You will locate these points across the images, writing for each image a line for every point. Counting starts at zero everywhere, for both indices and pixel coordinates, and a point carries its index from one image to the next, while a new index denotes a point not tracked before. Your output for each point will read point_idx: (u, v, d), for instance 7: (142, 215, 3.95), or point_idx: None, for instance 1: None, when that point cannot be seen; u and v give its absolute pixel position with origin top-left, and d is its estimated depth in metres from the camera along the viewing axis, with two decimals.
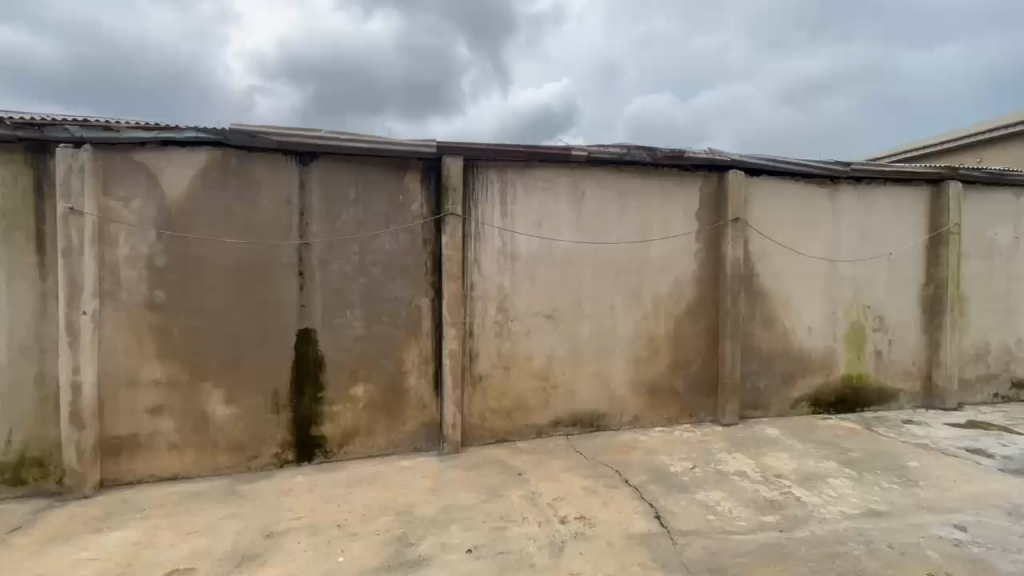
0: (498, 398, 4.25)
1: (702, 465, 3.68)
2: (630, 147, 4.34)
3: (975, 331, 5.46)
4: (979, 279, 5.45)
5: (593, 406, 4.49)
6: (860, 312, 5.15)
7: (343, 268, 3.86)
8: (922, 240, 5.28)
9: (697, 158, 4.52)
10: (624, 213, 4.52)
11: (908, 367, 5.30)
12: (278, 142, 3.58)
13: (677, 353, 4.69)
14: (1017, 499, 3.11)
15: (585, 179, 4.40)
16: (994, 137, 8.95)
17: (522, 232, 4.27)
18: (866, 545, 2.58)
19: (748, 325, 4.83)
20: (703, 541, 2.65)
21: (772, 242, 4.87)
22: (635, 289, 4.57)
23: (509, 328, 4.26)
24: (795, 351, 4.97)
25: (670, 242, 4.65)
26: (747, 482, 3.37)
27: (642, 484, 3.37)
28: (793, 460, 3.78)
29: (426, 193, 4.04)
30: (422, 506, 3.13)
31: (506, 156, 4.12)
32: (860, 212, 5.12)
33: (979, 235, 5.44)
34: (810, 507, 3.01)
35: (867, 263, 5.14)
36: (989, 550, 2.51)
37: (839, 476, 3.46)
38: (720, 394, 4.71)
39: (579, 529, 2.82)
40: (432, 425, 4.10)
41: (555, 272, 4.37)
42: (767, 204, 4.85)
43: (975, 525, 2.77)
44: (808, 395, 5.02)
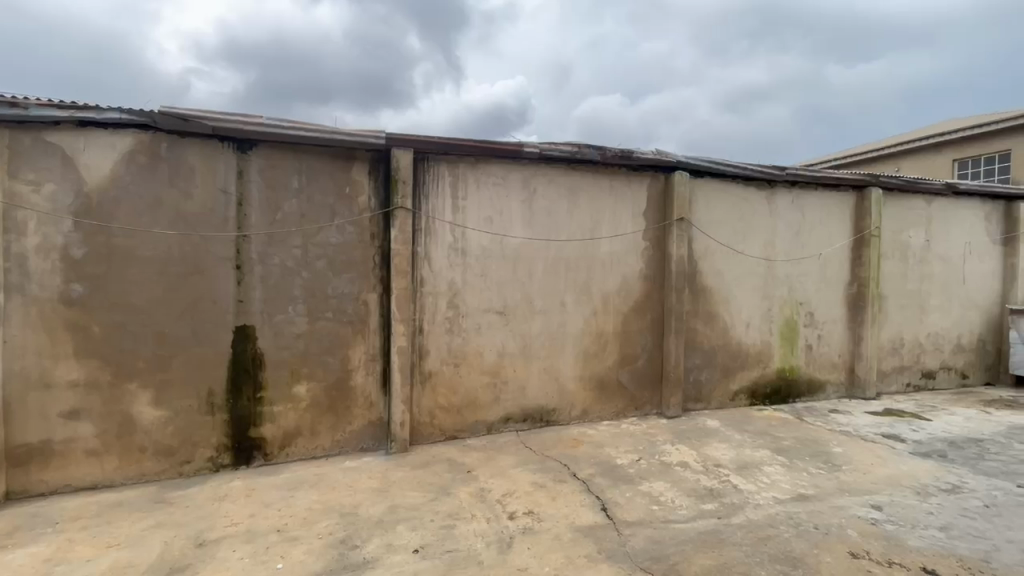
0: (448, 396, 4.20)
1: (647, 457, 3.79)
2: (581, 146, 4.40)
3: (892, 326, 5.93)
4: (895, 279, 5.92)
5: (543, 401, 4.53)
6: (793, 308, 5.46)
7: (284, 261, 3.69)
8: (847, 242, 5.67)
9: (644, 159, 4.64)
10: (574, 211, 4.58)
11: (834, 360, 5.69)
12: (213, 127, 3.37)
13: (625, 349, 4.81)
14: (925, 479, 3.40)
15: (536, 176, 4.42)
16: (909, 149, 9.78)
17: (473, 227, 4.24)
18: (794, 527, 2.75)
19: (692, 321, 5.02)
20: (647, 531, 2.73)
21: (714, 241, 5.07)
22: (584, 285, 4.64)
23: (460, 324, 4.22)
24: (734, 346, 5.21)
25: (619, 240, 4.75)
26: (689, 472, 3.50)
27: (590, 477, 3.43)
28: (731, 449, 3.96)
29: (374, 185, 3.93)
30: (368, 507, 3.05)
31: (457, 151, 4.06)
32: (794, 214, 5.43)
33: (896, 237, 5.91)
34: (745, 494, 3.17)
35: (799, 262, 5.46)
36: (901, 527, 2.74)
37: (772, 464, 3.67)
38: (665, 388, 4.88)
39: (527, 524, 2.83)
40: (380, 423, 4.00)
41: (507, 268, 4.36)
42: (710, 205, 5.05)
43: (889, 505, 3.01)
44: (745, 387, 5.28)
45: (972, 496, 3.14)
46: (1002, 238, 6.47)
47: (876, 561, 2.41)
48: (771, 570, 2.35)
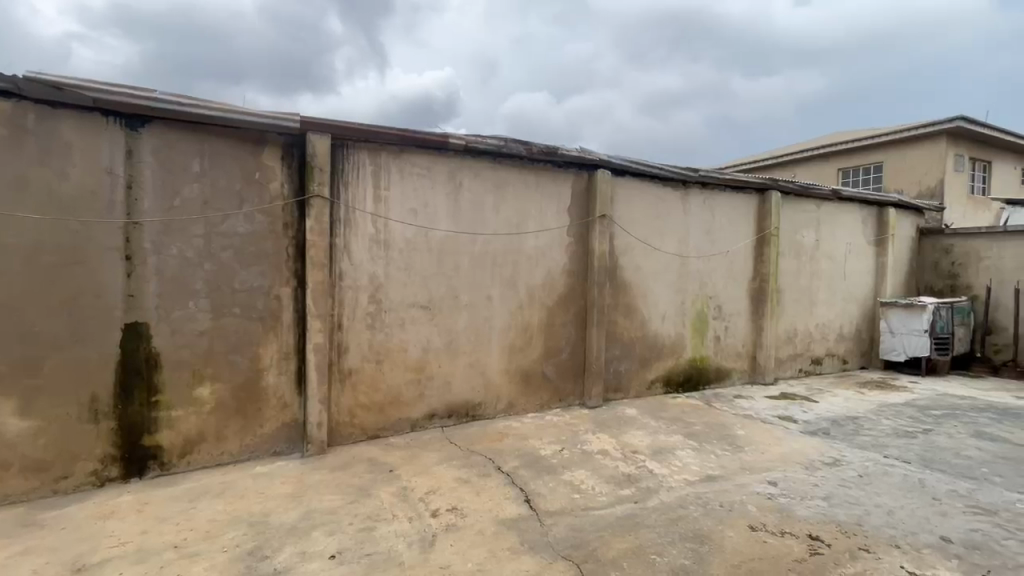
0: (369, 394, 4.05)
1: (569, 447, 3.88)
2: (507, 139, 4.42)
3: (787, 318, 6.53)
4: (790, 275, 6.52)
5: (469, 396, 4.50)
6: (703, 302, 5.84)
7: (184, 252, 3.36)
8: (750, 240, 6.15)
9: (568, 156, 4.75)
10: (501, 205, 4.57)
11: (738, 349, 6.16)
12: (95, 99, 2.98)
13: (549, 342, 4.90)
14: (812, 455, 3.78)
15: (462, 168, 4.36)
16: (802, 157, 10.81)
17: (397, 219, 4.11)
18: (702, 506, 2.94)
19: (612, 314, 5.21)
20: (568, 519, 2.80)
21: (634, 238, 5.30)
22: (510, 280, 4.66)
23: (382, 319, 4.08)
24: (650, 338, 5.48)
25: (544, 235, 4.81)
26: (608, 460, 3.64)
27: (514, 469, 3.46)
28: (647, 436, 4.17)
29: (288, 171, 3.67)
30: (281, 514, 2.87)
31: (379, 139, 3.92)
32: (705, 213, 5.80)
33: (792, 237, 6.50)
34: (659, 477, 3.35)
35: (709, 259, 5.85)
36: (792, 499, 3.01)
37: (683, 448, 3.90)
38: (587, 379, 5.04)
39: (450, 521, 2.79)
40: (295, 425, 3.77)
41: (432, 261, 4.27)
42: (630, 203, 5.26)
43: (783, 480, 3.31)
44: (661, 376, 5.58)
45: (849, 467, 3.53)
46: (877, 239, 7.34)
47: (772, 532, 2.63)
48: (682, 548, 2.49)
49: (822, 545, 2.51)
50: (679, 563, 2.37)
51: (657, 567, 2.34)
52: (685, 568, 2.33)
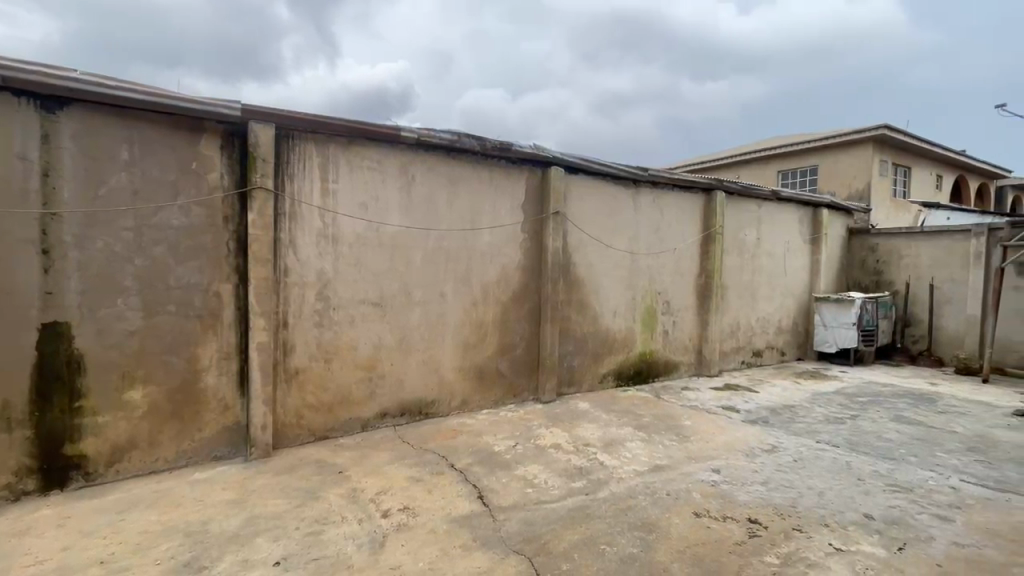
0: (317, 394, 3.92)
1: (522, 442, 3.91)
2: (460, 134, 4.38)
3: (731, 313, 6.84)
4: (734, 272, 6.83)
5: (422, 394, 4.45)
6: (653, 297, 6.02)
7: (111, 246, 3.12)
8: (697, 238, 6.39)
9: (522, 152, 4.76)
10: (454, 200, 4.53)
11: (686, 343, 6.40)
12: (4, 77, 2.71)
13: (503, 338, 4.90)
14: (752, 442, 3.98)
15: (415, 162, 4.28)
16: (745, 159, 11.33)
17: (346, 213, 3.99)
18: (650, 496, 3.03)
19: (566, 310, 5.28)
20: (521, 514, 2.81)
21: (586, 235, 5.38)
22: (464, 276, 4.62)
23: (331, 316, 3.95)
24: (603, 332, 5.60)
25: (498, 231, 4.81)
26: (561, 453, 3.69)
27: (467, 466, 3.45)
28: (598, 429, 4.26)
29: (228, 162, 3.48)
30: (220, 521, 2.73)
31: (327, 130, 3.79)
32: (655, 212, 5.97)
33: (735, 235, 6.79)
34: (610, 469, 3.43)
35: (658, 256, 6.03)
36: (733, 485, 3.16)
37: (633, 440, 4.01)
38: (540, 374, 5.09)
39: (401, 521, 2.74)
40: (237, 428, 3.60)
41: (383, 257, 4.18)
42: (583, 200, 5.34)
43: (726, 467, 3.46)
44: (612, 370, 5.71)
45: (785, 453, 3.74)
46: (812, 238, 7.80)
47: (714, 518, 2.75)
48: (630, 537, 2.56)
49: (759, 528, 2.64)
50: (627, 552, 2.43)
51: (606, 557, 2.39)
52: (633, 556, 2.39)
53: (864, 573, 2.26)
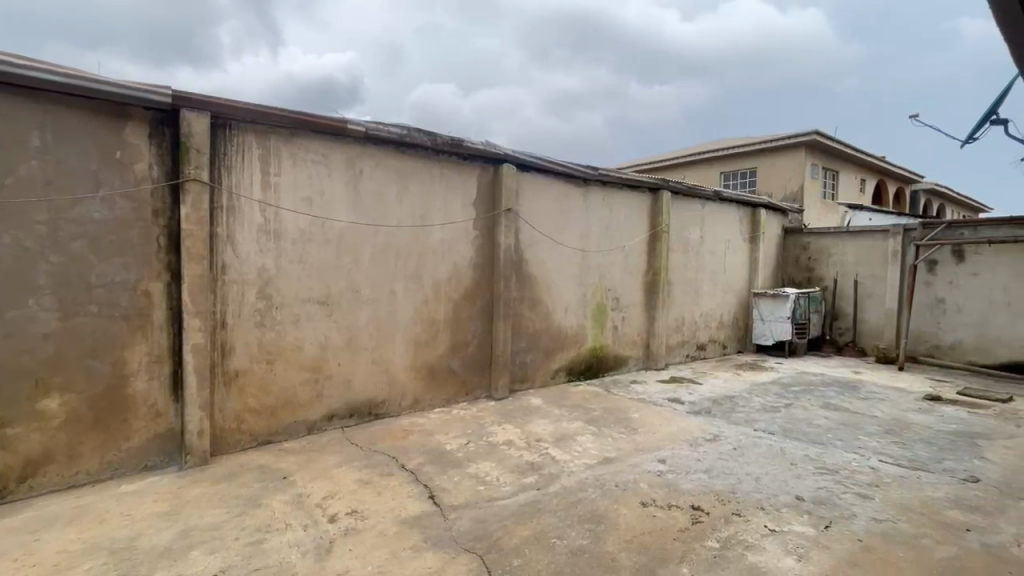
0: (259, 397, 3.75)
1: (475, 440, 3.90)
2: (409, 129, 4.31)
3: (676, 308, 7.10)
4: (678, 269, 7.09)
5: (371, 394, 4.34)
6: (603, 294, 6.16)
7: (21, 241, 2.83)
8: (645, 236, 6.58)
9: (473, 149, 4.73)
10: (404, 196, 4.44)
11: (634, 338, 6.58)
12: None
13: (455, 336, 4.87)
14: (695, 432, 4.15)
15: (363, 156, 4.16)
16: (690, 160, 11.77)
17: (289, 208, 3.83)
18: (600, 488, 3.10)
19: (518, 307, 5.31)
20: (472, 512, 2.80)
21: (538, 232, 5.42)
22: (415, 273, 4.55)
23: (273, 316, 3.79)
24: (554, 329, 5.67)
25: (449, 228, 4.76)
26: (513, 450, 3.71)
27: (418, 466, 3.40)
28: (550, 424, 4.31)
29: (157, 151, 3.25)
30: (151, 535, 2.56)
31: (268, 120, 3.63)
32: (604, 210, 6.10)
33: (681, 233, 7.05)
34: (561, 463, 3.48)
35: (608, 253, 6.17)
36: (677, 474, 3.29)
37: (583, 434, 4.08)
38: (493, 371, 5.09)
39: (348, 525, 2.67)
40: (170, 435, 3.38)
41: (329, 254, 4.04)
42: (534, 197, 5.37)
43: (671, 457, 3.59)
44: (564, 366, 5.80)
45: (726, 442, 3.92)
46: (750, 236, 8.21)
47: (660, 506, 2.85)
48: (579, 530, 2.60)
49: (702, 514, 2.76)
50: (577, 544, 2.48)
51: (557, 550, 2.42)
52: (583, 548, 2.43)
53: (795, 551, 2.40)
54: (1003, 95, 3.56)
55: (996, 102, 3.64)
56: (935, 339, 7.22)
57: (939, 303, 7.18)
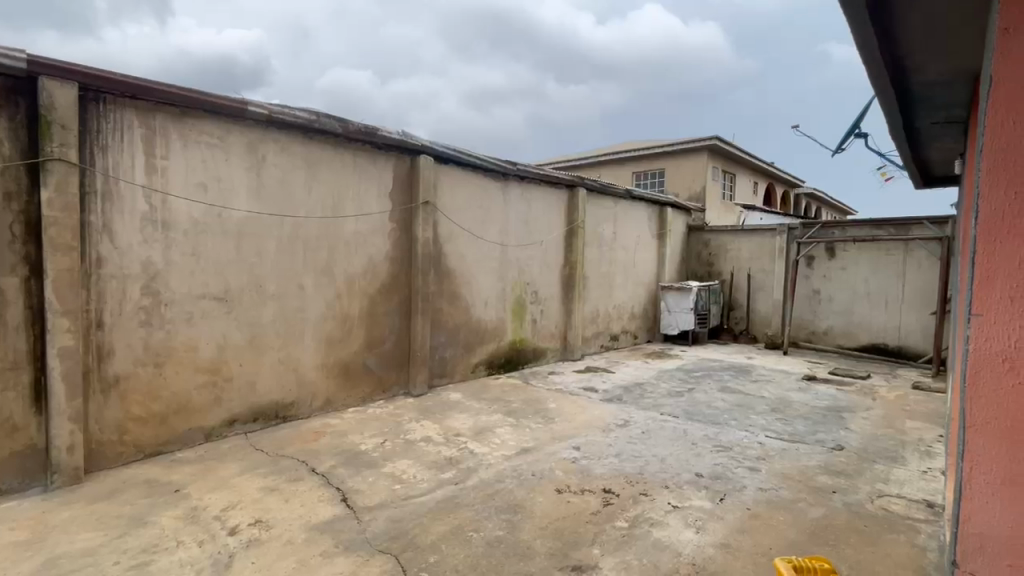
0: (145, 404, 3.37)
1: (392, 438, 3.80)
2: (318, 114, 4.08)
3: (592, 301, 7.40)
4: (593, 263, 7.38)
5: (278, 395, 4.08)
6: (522, 287, 6.26)
7: None
8: (562, 231, 6.76)
9: (388, 138, 4.58)
10: (313, 185, 4.20)
11: (552, 330, 6.76)
12: None
13: (371, 332, 4.70)
14: (608, 419, 4.35)
15: (266, 141, 3.87)
16: (605, 159, 12.26)
17: (180, 195, 3.47)
18: (517, 478, 3.15)
19: (437, 301, 5.24)
20: (388, 512, 2.73)
21: (457, 225, 5.38)
22: (326, 267, 4.33)
23: (161, 314, 3.42)
24: (474, 323, 5.66)
25: (364, 220, 4.58)
26: (431, 446, 3.66)
27: (330, 469, 3.25)
28: (469, 418, 4.31)
29: (7, 124, 2.79)
30: (6, 569, 2.21)
31: (152, 96, 3.26)
32: (523, 205, 6.18)
33: (595, 229, 7.34)
34: (479, 456, 3.49)
35: (527, 247, 6.27)
36: (590, 460, 3.43)
37: (502, 426, 4.13)
38: (411, 367, 4.99)
39: (252, 536, 2.49)
40: (32, 453, 2.94)
41: (228, 246, 3.72)
42: (454, 190, 5.31)
43: (586, 444, 3.73)
44: (484, 360, 5.82)
45: (635, 426, 4.15)
46: (658, 233, 8.73)
47: (574, 492, 2.96)
48: (497, 521, 2.63)
49: (612, 496, 2.90)
50: (493, 535, 2.50)
51: (473, 543, 2.43)
52: (499, 538, 2.46)
53: (694, 524, 2.60)
54: (863, 112, 4.08)
55: (858, 117, 4.16)
56: (812, 326, 8.14)
57: (816, 295, 8.11)
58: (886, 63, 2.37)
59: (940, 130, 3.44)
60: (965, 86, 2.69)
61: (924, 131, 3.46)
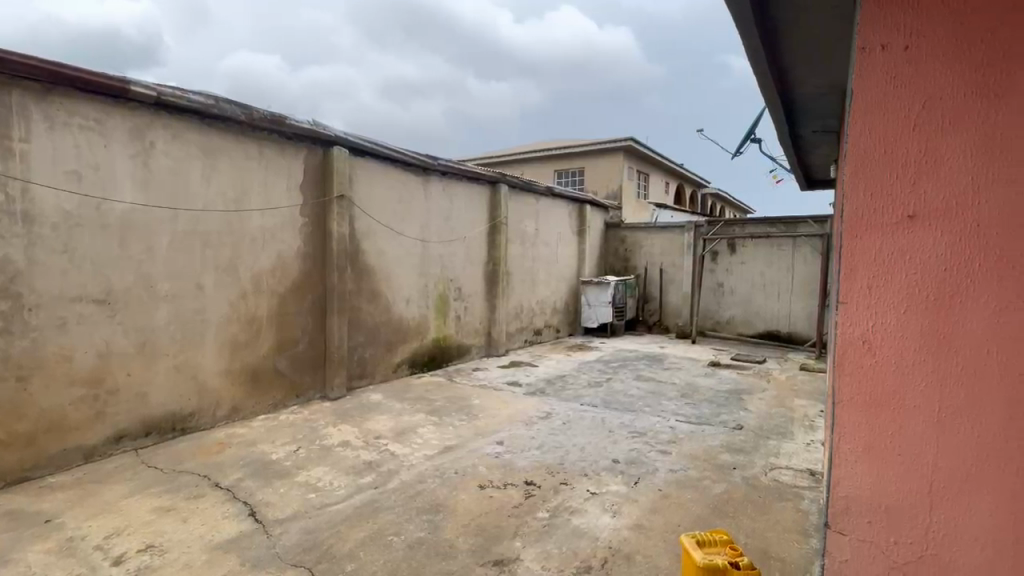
0: (6, 424, 2.92)
1: (306, 445, 3.61)
2: (216, 99, 3.75)
3: (515, 296, 7.48)
4: (516, 259, 7.46)
5: (175, 406, 3.72)
6: (445, 284, 6.18)
7: None
8: (485, 227, 6.77)
9: (297, 127, 4.31)
10: (212, 176, 3.85)
11: (476, 327, 6.75)
12: None
13: (282, 333, 4.43)
14: (531, 412, 4.42)
15: (154, 126, 3.50)
16: (527, 157, 12.44)
17: (46, 183, 3.03)
18: (439, 477, 3.11)
19: (355, 300, 5.03)
20: (301, 523, 2.58)
21: (375, 220, 5.19)
22: (229, 265, 4.01)
23: (25, 319, 2.98)
24: (395, 321, 5.51)
25: (271, 214, 4.28)
26: (349, 450, 3.52)
27: (236, 482, 3.02)
28: (391, 419, 4.19)
29: None
30: None
31: (9, 69, 2.82)
32: (445, 200, 6.10)
33: (517, 226, 7.42)
34: (401, 457, 3.41)
35: (449, 243, 6.20)
36: (513, 453, 3.47)
37: (425, 425, 4.06)
38: (328, 369, 4.76)
39: (141, 564, 2.24)
40: None
41: (109, 242, 3.32)
42: (371, 183, 5.11)
43: (509, 438, 3.77)
44: (406, 359, 5.69)
45: (557, 418, 4.25)
46: (578, 229, 9.01)
47: (497, 486, 2.98)
48: (418, 522, 2.58)
49: (534, 488, 2.96)
50: (415, 537, 2.45)
51: (393, 547, 2.36)
52: (420, 540, 2.41)
53: (610, 508, 2.72)
54: (757, 119, 4.46)
55: (753, 124, 4.54)
56: (716, 316, 8.81)
57: (719, 287, 8.77)
58: (772, 74, 2.60)
59: (819, 138, 3.84)
60: (837, 100, 3.02)
61: (806, 138, 3.85)
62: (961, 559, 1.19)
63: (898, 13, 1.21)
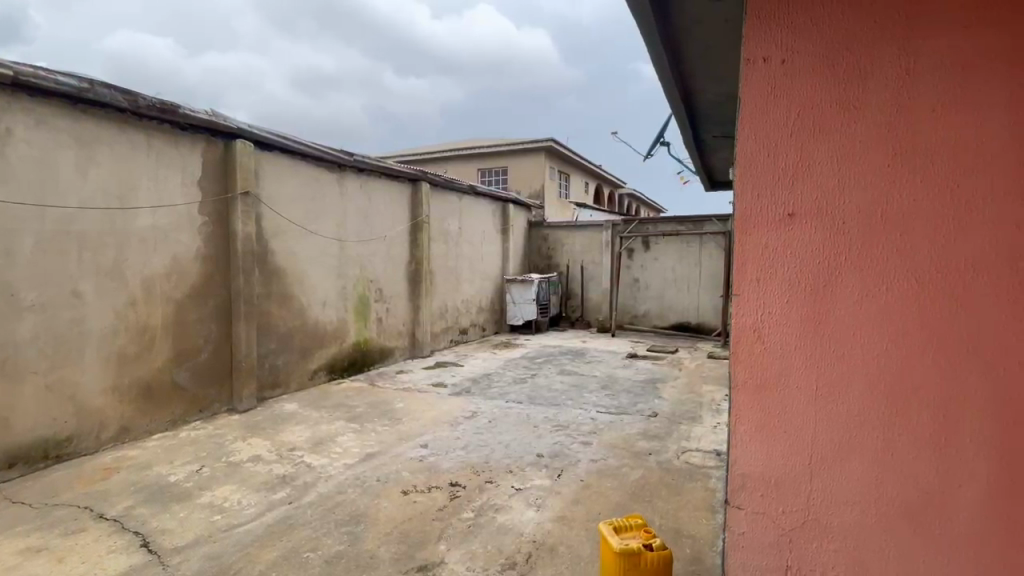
0: None
1: (210, 463, 3.32)
2: (92, 82, 3.33)
3: (439, 296, 7.39)
4: (440, 258, 7.36)
5: (49, 430, 3.26)
6: (365, 285, 5.96)
7: None
8: (405, 226, 6.61)
9: (193, 117, 3.95)
10: (88, 169, 3.42)
11: (399, 328, 6.59)
12: None
13: (180, 343, 4.03)
14: (456, 412, 4.39)
15: (11, 110, 3.03)
16: (451, 155, 12.34)
17: None
18: (360, 485, 3.00)
19: (264, 304, 4.71)
20: (204, 549, 2.37)
21: (286, 219, 4.89)
22: (113, 269, 3.58)
23: None
24: (311, 325, 5.23)
25: (163, 212, 3.89)
26: (261, 465, 3.29)
27: (126, 511, 2.71)
28: (307, 429, 3.97)
29: None
30: None
31: None
32: (362, 198, 5.87)
33: (440, 224, 7.32)
34: (318, 469, 3.24)
35: (368, 242, 5.98)
36: (438, 455, 3.42)
37: (344, 433, 3.88)
38: (235, 379, 4.41)
39: None
40: None
41: None
42: (279, 180, 4.80)
43: (433, 440, 3.71)
44: (324, 365, 5.42)
45: (482, 417, 4.25)
46: (502, 228, 9.07)
47: (421, 491, 2.92)
48: (337, 535, 2.46)
49: (459, 489, 2.94)
50: (333, 551, 2.33)
51: (309, 564, 2.23)
52: (339, 554, 2.30)
53: (535, 502, 2.76)
54: (665, 123, 4.73)
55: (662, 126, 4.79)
56: (633, 311, 9.26)
57: (635, 282, 9.23)
58: (675, 80, 2.75)
59: (719, 142, 4.15)
60: (732, 107, 3.26)
61: (708, 142, 4.14)
62: (836, 521, 1.33)
63: (773, 30, 1.33)
